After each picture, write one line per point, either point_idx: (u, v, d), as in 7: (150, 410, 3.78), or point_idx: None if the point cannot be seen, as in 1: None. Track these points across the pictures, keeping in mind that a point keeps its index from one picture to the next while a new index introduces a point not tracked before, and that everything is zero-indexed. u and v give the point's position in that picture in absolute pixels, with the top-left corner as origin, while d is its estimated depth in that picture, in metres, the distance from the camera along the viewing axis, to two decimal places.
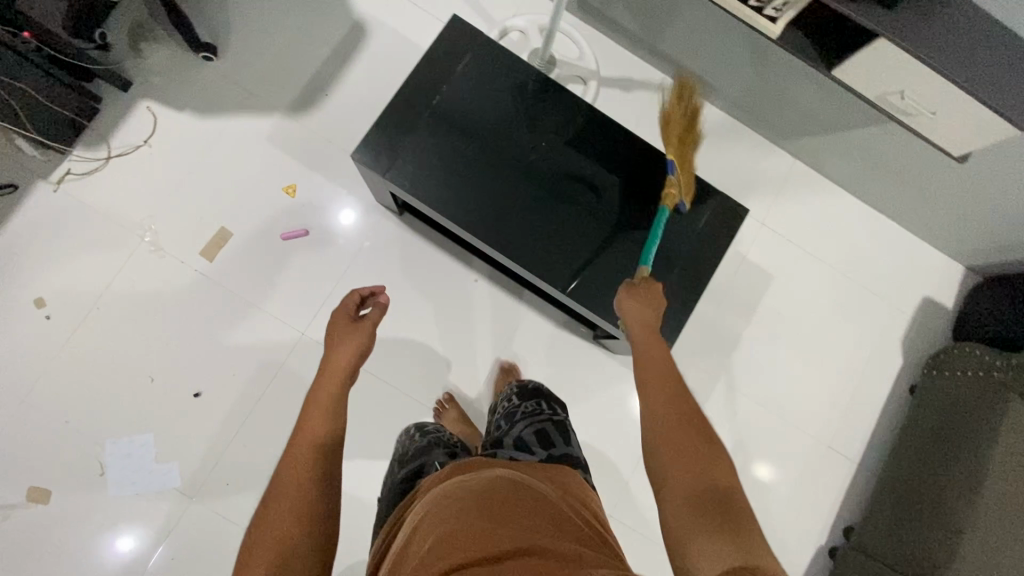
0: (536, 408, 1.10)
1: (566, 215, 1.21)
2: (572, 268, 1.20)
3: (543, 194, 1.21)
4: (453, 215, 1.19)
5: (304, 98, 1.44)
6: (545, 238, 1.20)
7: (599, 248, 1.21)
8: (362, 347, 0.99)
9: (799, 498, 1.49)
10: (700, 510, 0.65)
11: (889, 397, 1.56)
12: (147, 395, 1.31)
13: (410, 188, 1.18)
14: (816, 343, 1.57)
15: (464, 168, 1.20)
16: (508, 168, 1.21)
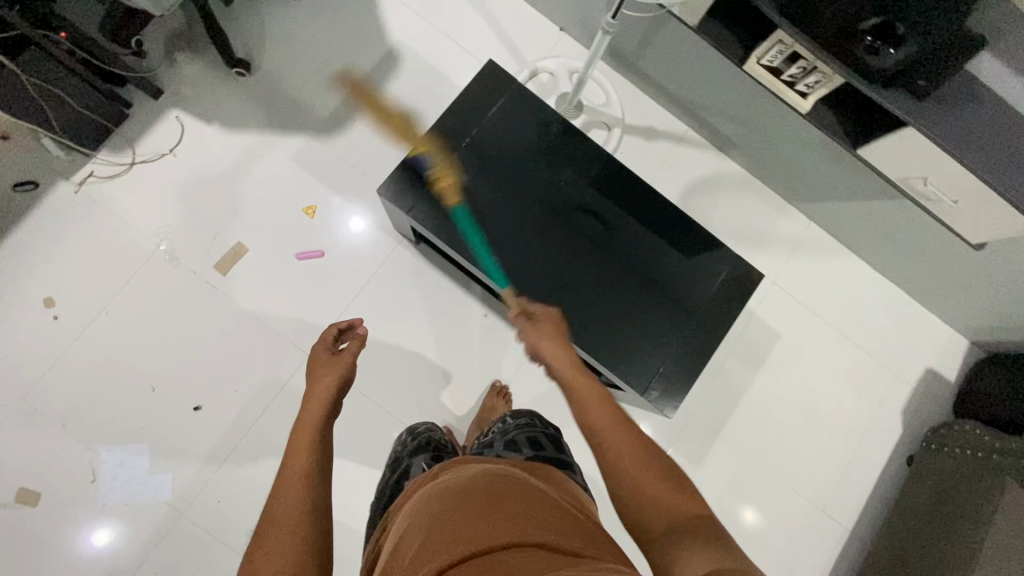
0: (526, 413, 1.07)
1: (583, 261, 1.21)
2: (585, 314, 1.20)
3: (562, 238, 1.22)
4: (472, 253, 1.19)
5: (331, 120, 1.45)
6: (562, 285, 1.20)
7: (613, 296, 1.21)
8: (344, 378, 0.94)
9: (790, 562, 1.48)
10: (668, 522, 0.65)
11: (887, 466, 1.56)
12: (146, 404, 1.30)
13: (432, 223, 1.19)
14: (818, 406, 1.57)
15: (486, 207, 1.20)
16: (529, 208, 1.22)
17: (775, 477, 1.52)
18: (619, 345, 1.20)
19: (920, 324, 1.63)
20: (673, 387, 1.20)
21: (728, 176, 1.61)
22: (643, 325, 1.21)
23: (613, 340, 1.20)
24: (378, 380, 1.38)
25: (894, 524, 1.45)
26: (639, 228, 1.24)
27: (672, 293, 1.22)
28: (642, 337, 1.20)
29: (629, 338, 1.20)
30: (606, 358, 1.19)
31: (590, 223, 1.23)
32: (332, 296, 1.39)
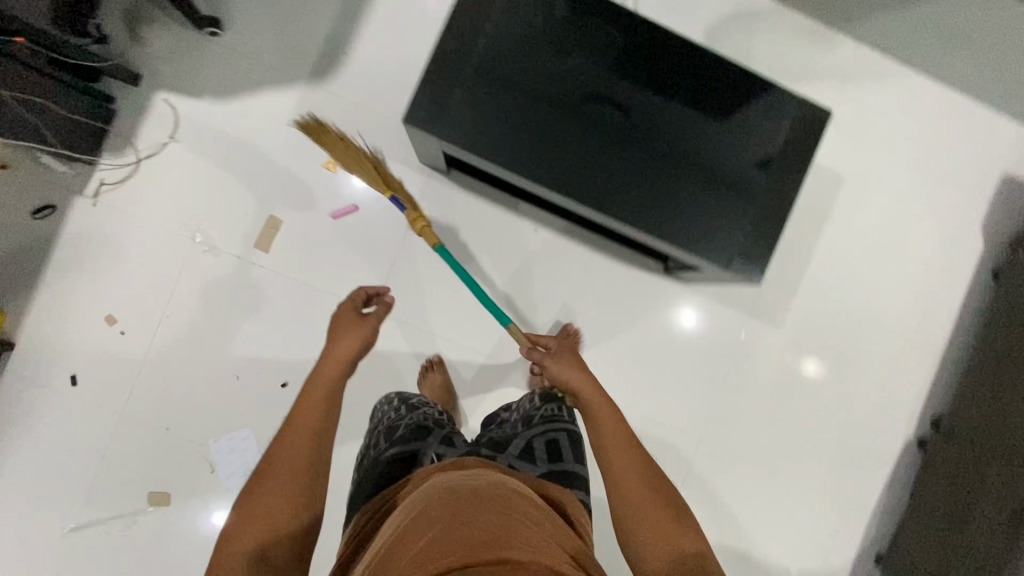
0: (548, 407, 1.03)
1: (632, 145, 1.12)
2: (648, 201, 1.12)
3: (604, 126, 1.11)
4: (514, 167, 1.10)
5: (324, 62, 1.33)
6: (615, 176, 1.11)
7: (672, 175, 1.12)
8: (363, 342, 0.94)
9: (885, 397, 1.50)
10: (674, 571, 0.74)
11: (971, 285, 1.51)
12: (236, 393, 1.33)
13: (466, 143, 1.09)
14: (893, 241, 1.50)
15: (517, 113, 1.09)
16: (561, 103, 1.10)
17: (857, 322, 1.50)
18: (690, 225, 1.13)
19: (992, 130, 1.51)
20: (754, 253, 1.14)
21: (759, 17, 1.45)
22: (710, 197, 1.13)
23: (683, 220, 1.12)
24: (447, 320, 1.36)
25: (988, 339, 1.43)
26: (685, 94, 1.13)
27: (733, 158, 1.13)
28: (713, 211, 1.13)
29: (700, 213, 1.13)
30: (681, 240, 1.12)
31: (630, 103, 1.12)
32: (379, 247, 1.35)
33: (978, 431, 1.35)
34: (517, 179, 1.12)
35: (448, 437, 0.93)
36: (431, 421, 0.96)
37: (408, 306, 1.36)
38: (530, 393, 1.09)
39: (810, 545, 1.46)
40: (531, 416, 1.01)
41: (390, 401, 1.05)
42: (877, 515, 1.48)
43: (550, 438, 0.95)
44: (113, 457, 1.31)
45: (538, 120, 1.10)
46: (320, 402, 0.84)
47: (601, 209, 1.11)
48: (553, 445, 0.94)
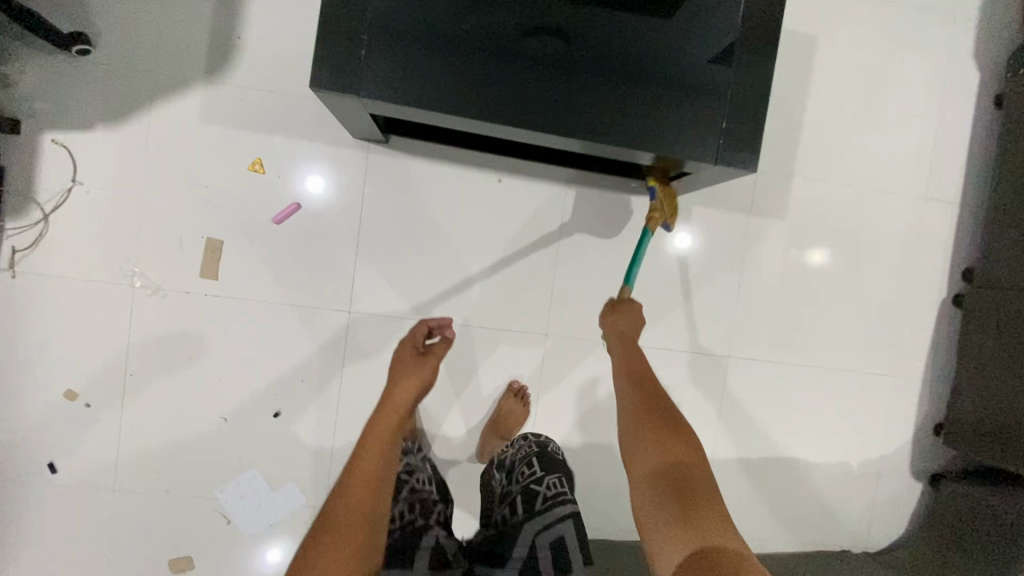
0: (552, 485, 0.97)
1: (578, 47, 0.93)
2: (611, 108, 0.94)
3: (541, 31, 0.92)
4: (448, 107, 0.92)
5: (217, 52, 1.17)
6: (569, 91, 0.94)
7: (632, 71, 0.94)
8: (425, 384, 0.94)
9: (910, 261, 1.39)
10: (661, 496, 0.73)
11: (973, 119, 1.39)
12: (228, 435, 1.22)
13: (386, 93, 0.91)
14: (883, 92, 1.37)
15: (436, 42, 0.91)
16: (485, 16, 0.92)
17: (865, 190, 1.38)
18: (665, 124, 0.95)
19: None
20: (745, 140, 0.95)
21: None
22: (681, 86, 0.94)
23: (656, 120, 0.95)
24: (431, 300, 1.25)
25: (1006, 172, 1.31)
26: None
27: (699, 36, 0.95)
28: (687, 101, 0.94)
29: (673, 108, 0.95)
30: (658, 146, 0.95)
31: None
32: (336, 243, 1.22)
33: (1018, 273, 1.24)
34: (457, 122, 0.95)
35: (436, 546, 0.90)
36: (415, 520, 0.93)
37: (385, 296, 1.24)
38: (532, 464, 1.03)
39: (865, 431, 1.39)
40: (533, 497, 0.96)
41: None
42: (928, 384, 1.40)
43: (554, 534, 0.91)
44: (120, 535, 1.21)
45: (464, 46, 0.92)
46: (392, 428, 0.85)
47: (560, 132, 0.94)
48: (557, 544, 0.91)
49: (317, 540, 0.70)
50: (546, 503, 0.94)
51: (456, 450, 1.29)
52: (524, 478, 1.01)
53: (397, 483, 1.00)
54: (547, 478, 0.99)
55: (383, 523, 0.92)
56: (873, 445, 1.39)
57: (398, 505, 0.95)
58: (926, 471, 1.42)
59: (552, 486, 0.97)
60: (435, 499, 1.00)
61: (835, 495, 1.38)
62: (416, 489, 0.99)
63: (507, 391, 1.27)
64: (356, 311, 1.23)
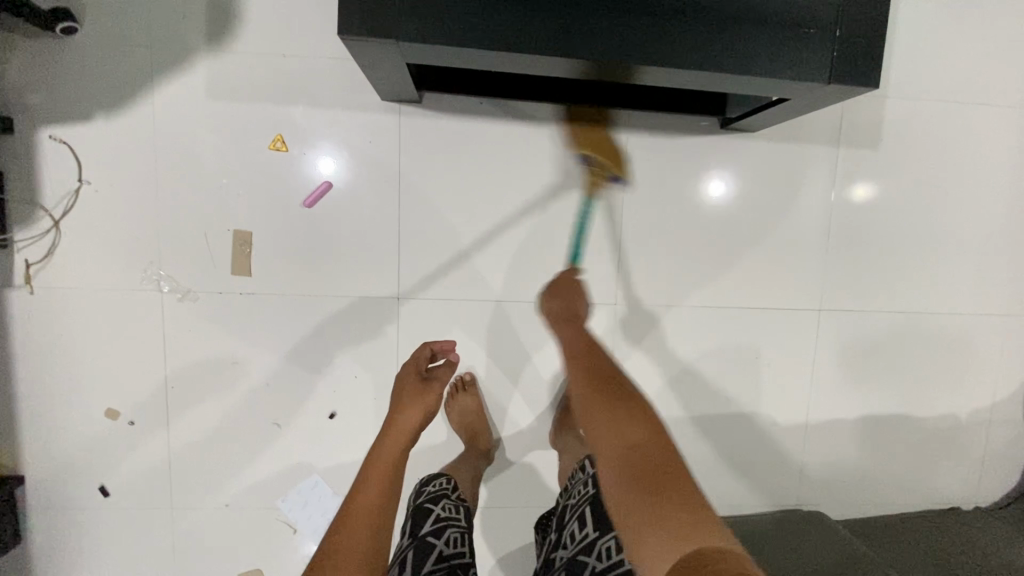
0: (603, 555, 0.82)
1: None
2: (700, 24, 0.77)
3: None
4: (503, 42, 0.76)
5: (218, 14, 1.02)
6: (654, 8, 0.76)
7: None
8: (429, 412, 0.86)
9: (1020, 182, 1.22)
10: (644, 491, 0.65)
11: None
12: (283, 442, 1.13)
13: (428, 32, 0.75)
14: None
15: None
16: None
17: (968, 105, 1.19)
18: (766, 38, 0.78)
19: None
20: (864, 48, 0.79)
21: None
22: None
23: (755, 35, 0.78)
24: (486, 276, 1.13)
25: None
26: None
27: None
28: (794, 4, 0.77)
29: (777, 13, 0.77)
30: (757, 68, 0.79)
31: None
32: (376, 222, 1.09)
33: None
34: (517, 63, 0.79)
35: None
36: None
37: (435, 277, 1.11)
38: (584, 521, 0.87)
39: (973, 377, 1.25)
40: (580, 569, 0.83)
41: (404, 547, 0.92)
42: None
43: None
44: (184, 552, 1.15)
45: None
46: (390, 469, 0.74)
47: (638, 62, 0.77)
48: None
49: None
50: None
51: (527, 435, 1.19)
52: (575, 541, 0.87)
53: (422, 549, 0.90)
54: (598, 546, 0.83)
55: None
56: (982, 391, 1.26)
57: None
58: None
59: (603, 560, 0.82)
60: (468, 565, 0.90)
61: (941, 448, 1.26)
62: (442, 559, 0.88)
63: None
64: (406, 295, 1.11)
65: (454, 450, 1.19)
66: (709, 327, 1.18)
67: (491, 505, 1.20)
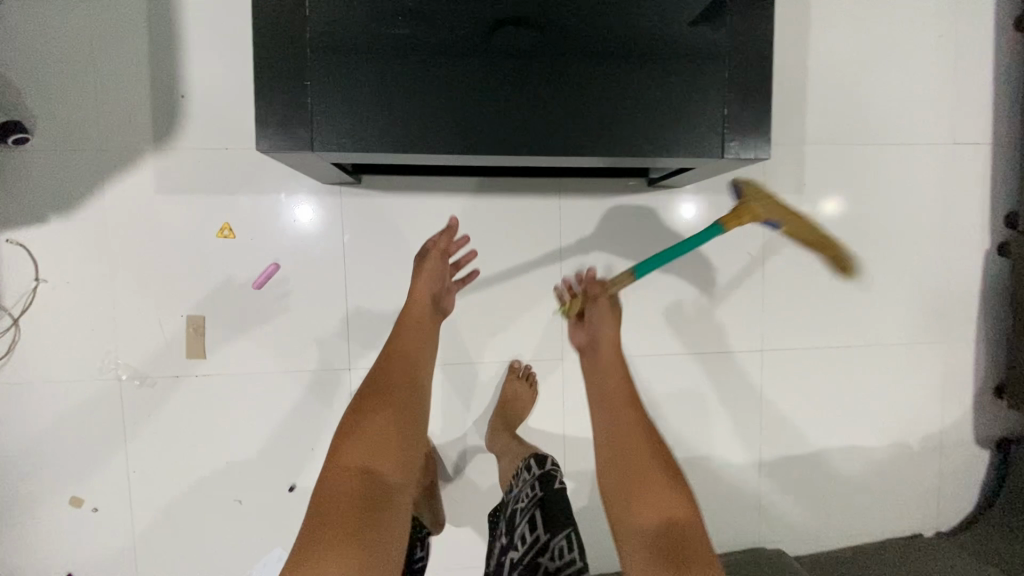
0: (558, 553, 0.89)
1: (549, 50, 0.81)
2: (597, 113, 0.83)
3: (503, 42, 0.80)
4: (416, 146, 0.82)
5: (163, 115, 1.08)
6: (555, 102, 0.82)
7: (614, 65, 0.82)
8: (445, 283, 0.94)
9: (944, 214, 1.27)
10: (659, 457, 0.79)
11: (995, 47, 1.26)
12: (245, 518, 1.15)
13: (343, 141, 0.81)
14: (891, 34, 1.24)
15: (389, 76, 0.80)
16: (441, 32, 0.80)
17: (887, 147, 1.26)
18: (659, 122, 0.84)
19: None
20: (750, 123, 0.85)
21: None
22: (671, 76, 0.83)
23: (651, 119, 0.83)
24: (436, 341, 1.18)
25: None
26: None
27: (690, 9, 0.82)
28: (680, 91, 0.83)
29: (666, 101, 0.83)
30: (654, 148, 0.84)
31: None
32: (324, 298, 1.13)
33: None
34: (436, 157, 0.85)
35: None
36: None
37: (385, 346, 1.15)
38: (535, 522, 0.92)
39: (918, 404, 1.29)
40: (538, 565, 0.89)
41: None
42: (982, 341, 1.29)
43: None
44: None
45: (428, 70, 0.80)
46: (410, 338, 0.87)
47: (547, 150, 0.83)
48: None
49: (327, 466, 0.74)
50: None
51: (486, 493, 1.21)
52: (524, 541, 0.92)
53: None
54: (552, 545, 0.90)
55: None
56: (930, 417, 1.29)
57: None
58: (991, 437, 1.31)
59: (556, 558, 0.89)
60: None
61: (894, 475, 1.29)
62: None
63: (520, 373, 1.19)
64: (358, 366, 1.15)
65: None
66: (655, 374, 1.22)
67: (456, 564, 1.22)
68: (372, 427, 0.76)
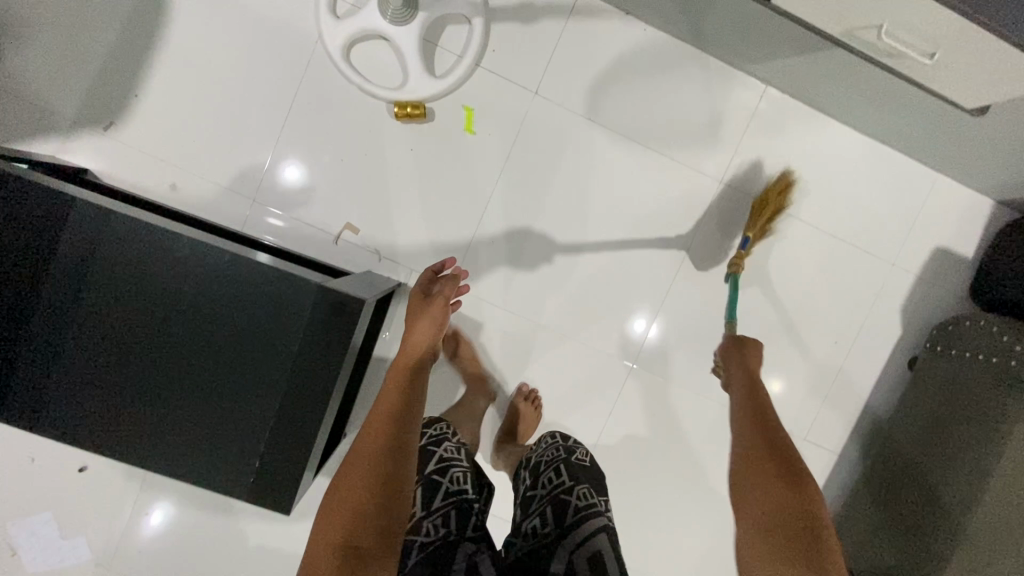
0: (581, 497, 0.88)
1: (223, 393, 0.88)
2: (225, 408, 0.88)
3: (167, 379, 0.88)
4: (122, 396, 0.87)
5: (115, 101, 1.16)
6: (215, 439, 0.88)
7: (276, 416, 0.88)
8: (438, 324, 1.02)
9: None
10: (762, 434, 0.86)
11: (881, 375, 1.30)
12: (34, 475, 1.23)
13: (14, 410, 0.86)
14: (796, 319, 1.29)
15: (77, 324, 0.86)
16: (117, 332, 0.87)
17: None
18: (262, 473, 0.89)
19: (926, 192, 1.26)
20: (273, 502, 0.89)
21: (640, 45, 1.18)
22: (281, 450, 0.88)
23: (277, 416, 0.88)
24: None
25: (899, 431, 1.24)
26: (252, 358, 0.88)
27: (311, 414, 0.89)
28: (275, 417, 0.88)
29: None
30: (169, 468, 0.89)
31: (175, 278, 0.86)
32: None
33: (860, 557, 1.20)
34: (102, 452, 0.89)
35: (471, 564, 0.78)
36: (449, 533, 0.81)
37: None
38: (560, 472, 0.93)
39: None
40: (563, 508, 0.86)
41: (411, 485, 0.90)
42: None
43: (590, 549, 0.81)
44: None
45: (110, 393, 0.87)
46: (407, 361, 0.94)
47: (187, 479, 0.89)
48: (595, 557, 0.80)
49: (339, 486, 0.73)
50: (576, 517, 0.84)
51: (253, 549, 1.28)
52: (547, 489, 0.91)
53: (430, 483, 0.88)
54: (575, 490, 0.89)
55: (417, 536, 0.81)
56: None
57: (430, 516, 0.83)
58: None
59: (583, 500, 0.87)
60: (473, 498, 0.89)
61: None
62: (451, 494, 0.87)
63: (516, 395, 1.24)
64: None
65: (184, 538, 1.27)
66: None
67: None
68: (355, 467, 0.75)
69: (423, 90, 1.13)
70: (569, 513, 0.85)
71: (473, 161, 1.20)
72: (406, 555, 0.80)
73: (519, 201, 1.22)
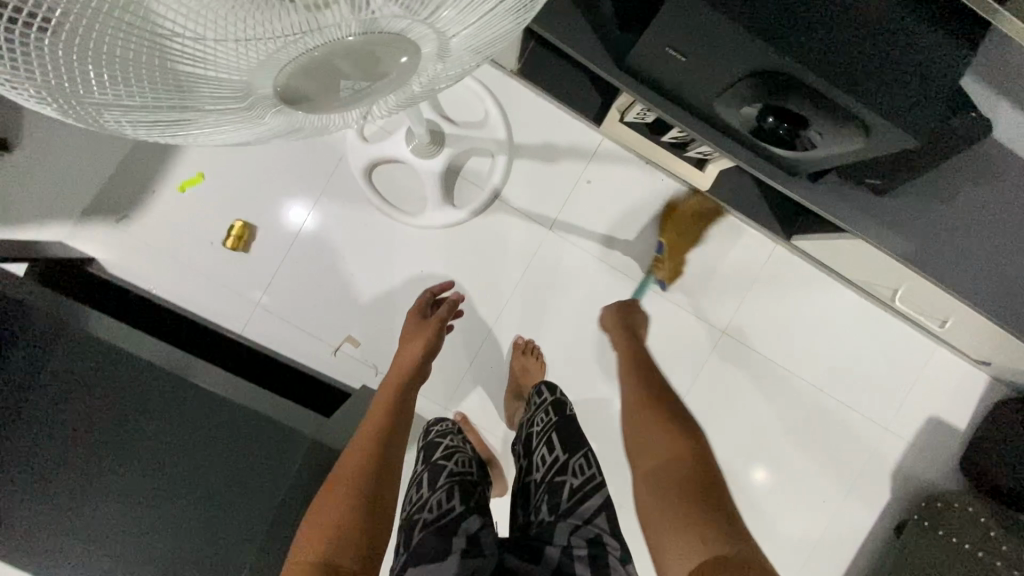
0: (577, 471, 0.79)
1: (194, 539, 0.85)
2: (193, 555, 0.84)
3: (136, 520, 0.84)
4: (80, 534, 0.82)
5: (131, 195, 1.17)
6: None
7: (245, 569, 0.85)
8: (430, 344, 0.97)
9: None
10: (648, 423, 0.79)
11: (870, 540, 1.28)
12: None
13: None
14: (788, 473, 1.27)
15: (48, 456, 0.83)
16: (90, 467, 0.83)
17: None
18: None
19: (923, 360, 1.27)
20: None
21: (655, 191, 1.21)
22: None
23: (247, 569, 0.84)
24: None
25: None
26: (234, 502, 0.86)
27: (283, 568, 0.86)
28: (245, 569, 0.85)
29: None
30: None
31: (173, 416, 0.86)
32: None
33: None
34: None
35: (469, 538, 0.70)
36: (452, 510, 0.74)
37: None
38: (553, 445, 0.84)
39: None
40: (559, 487, 0.78)
41: (417, 474, 0.85)
42: None
43: (592, 532, 0.73)
44: None
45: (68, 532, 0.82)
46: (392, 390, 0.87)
47: None
48: (598, 542, 0.73)
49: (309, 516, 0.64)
50: (573, 497, 0.76)
51: None
52: (545, 464, 0.83)
53: (433, 470, 0.82)
54: (571, 463, 0.81)
55: (420, 515, 0.74)
56: None
57: (434, 494, 0.77)
58: None
59: (581, 478, 0.78)
60: (475, 482, 0.83)
61: None
62: (454, 475, 0.80)
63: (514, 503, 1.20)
64: None
65: None
66: None
67: None
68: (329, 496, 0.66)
69: (439, 218, 1.14)
70: (565, 493, 0.77)
71: (480, 286, 1.21)
72: (409, 537, 0.73)
73: (522, 330, 1.22)
